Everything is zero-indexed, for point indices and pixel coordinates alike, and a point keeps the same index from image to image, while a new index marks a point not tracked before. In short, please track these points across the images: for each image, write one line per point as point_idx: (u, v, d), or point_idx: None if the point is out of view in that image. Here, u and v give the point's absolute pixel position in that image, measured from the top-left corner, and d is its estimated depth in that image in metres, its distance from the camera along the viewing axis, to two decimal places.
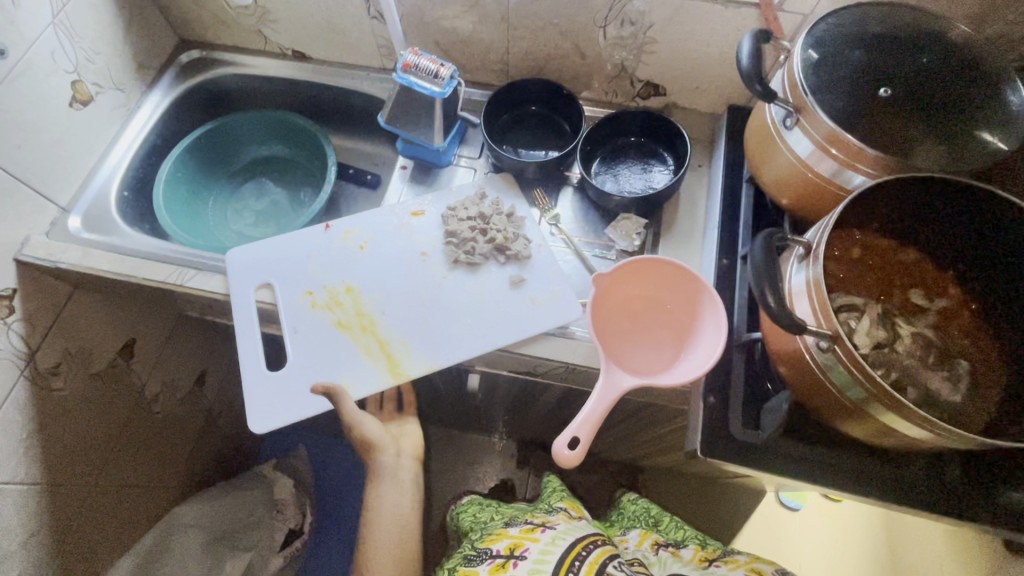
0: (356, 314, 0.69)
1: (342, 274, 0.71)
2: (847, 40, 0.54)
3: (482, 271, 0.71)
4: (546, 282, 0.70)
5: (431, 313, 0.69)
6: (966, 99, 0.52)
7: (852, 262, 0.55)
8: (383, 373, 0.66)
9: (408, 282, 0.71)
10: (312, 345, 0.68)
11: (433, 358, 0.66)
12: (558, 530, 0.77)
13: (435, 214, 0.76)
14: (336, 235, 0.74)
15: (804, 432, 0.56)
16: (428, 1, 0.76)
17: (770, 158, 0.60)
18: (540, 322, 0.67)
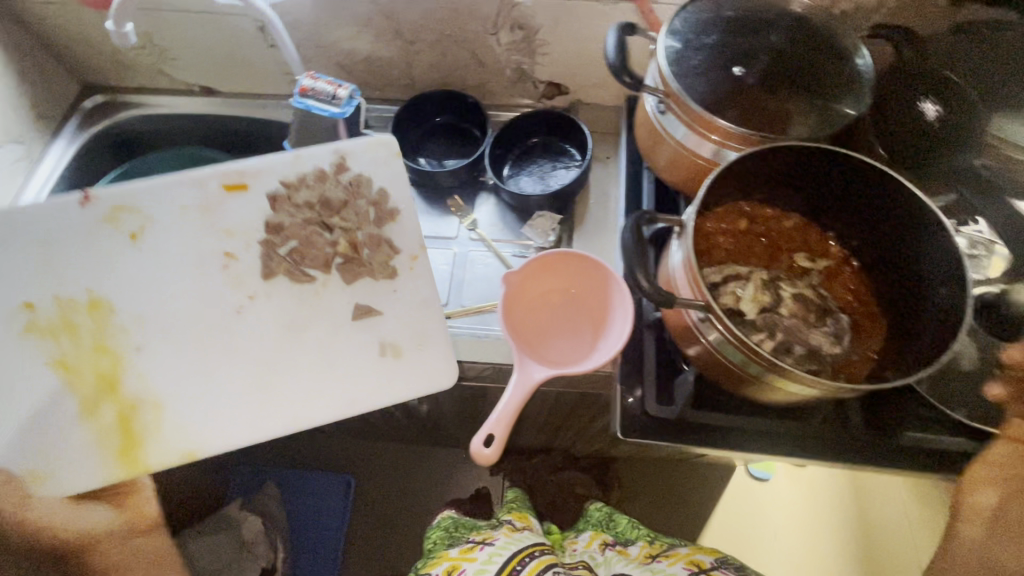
0: (97, 352, 0.63)
1: (88, 282, 0.65)
2: (703, 26, 0.57)
3: (296, 330, 0.66)
4: (405, 328, 0.67)
5: (206, 381, 0.64)
6: (820, 68, 0.56)
7: (739, 233, 0.58)
8: (112, 458, 0.61)
9: (190, 332, 0.65)
10: (24, 389, 0.62)
11: (188, 442, 0.62)
12: (495, 547, 0.78)
13: (250, 227, 0.67)
14: (101, 213, 0.66)
15: (715, 403, 0.59)
16: (323, 24, 0.77)
17: (657, 144, 0.62)
18: (387, 372, 0.66)
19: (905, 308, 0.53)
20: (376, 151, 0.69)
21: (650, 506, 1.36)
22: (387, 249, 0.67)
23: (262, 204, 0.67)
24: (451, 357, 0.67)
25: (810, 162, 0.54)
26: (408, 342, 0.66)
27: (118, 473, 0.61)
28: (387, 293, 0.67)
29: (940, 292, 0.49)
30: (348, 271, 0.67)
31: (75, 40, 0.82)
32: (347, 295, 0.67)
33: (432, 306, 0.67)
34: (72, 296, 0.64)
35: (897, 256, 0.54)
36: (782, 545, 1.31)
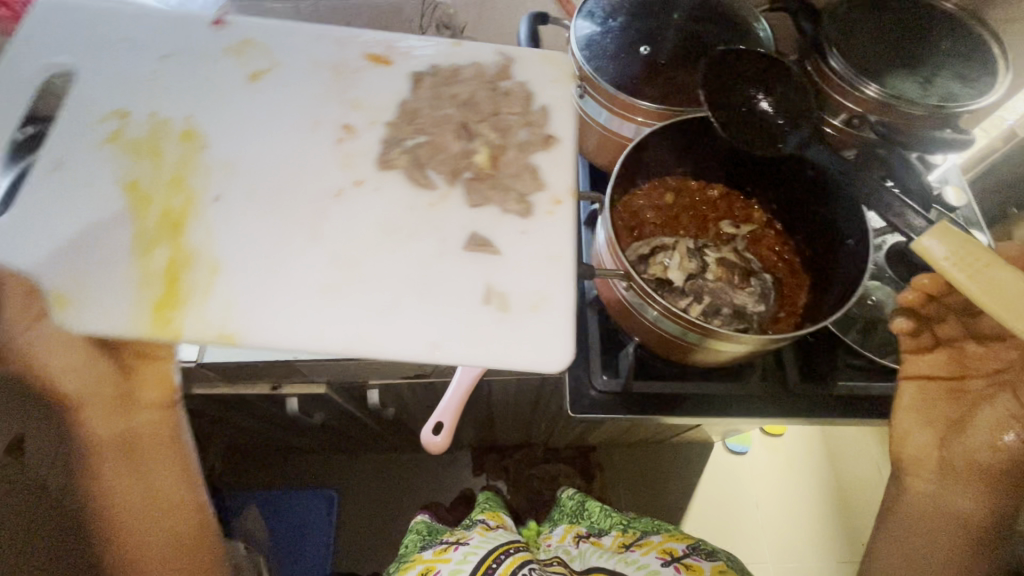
0: (172, 185, 0.55)
1: (189, 110, 0.58)
2: (610, 12, 0.60)
3: (399, 238, 0.55)
4: (529, 282, 0.55)
5: (275, 250, 0.54)
6: (724, 42, 0.59)
7: (665, 207, 0.60)
8: (147, 305, 0.51)
9: (280, 194, 0.56)
10: (78, 208, 0.54)
11: (231, 317, 0.52)
12: (469, 546, 0.77)
13: (374, 130, 0.59)
14: (229, 42, 0.61)
15: (657, 370, 0.61)
16: None
17: (582, 127, 0.64)
18: (492, 336, 0.53)
19: (823, 263, 0.56)
20: (550, 69, 0.61)
21: (632, 488, 1.37)
22: (529, 177, 0.57)
23: (400, 104, 0.59)
24: (568, 336, 0.53)
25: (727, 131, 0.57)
26: (518, 296, 0.54)
27: (146, 328, 0.50)
28: (513, 229, 0.56)
29: (850, 244, 0.52)
30: (472, 190, 0.57)
31: None
32: (466, 216, 0.56)
33: (564, 259, 0.55)
34: (168, 118, 0.58)
35: (811, 213, 0.57)
36: (764, 515, 1.33)
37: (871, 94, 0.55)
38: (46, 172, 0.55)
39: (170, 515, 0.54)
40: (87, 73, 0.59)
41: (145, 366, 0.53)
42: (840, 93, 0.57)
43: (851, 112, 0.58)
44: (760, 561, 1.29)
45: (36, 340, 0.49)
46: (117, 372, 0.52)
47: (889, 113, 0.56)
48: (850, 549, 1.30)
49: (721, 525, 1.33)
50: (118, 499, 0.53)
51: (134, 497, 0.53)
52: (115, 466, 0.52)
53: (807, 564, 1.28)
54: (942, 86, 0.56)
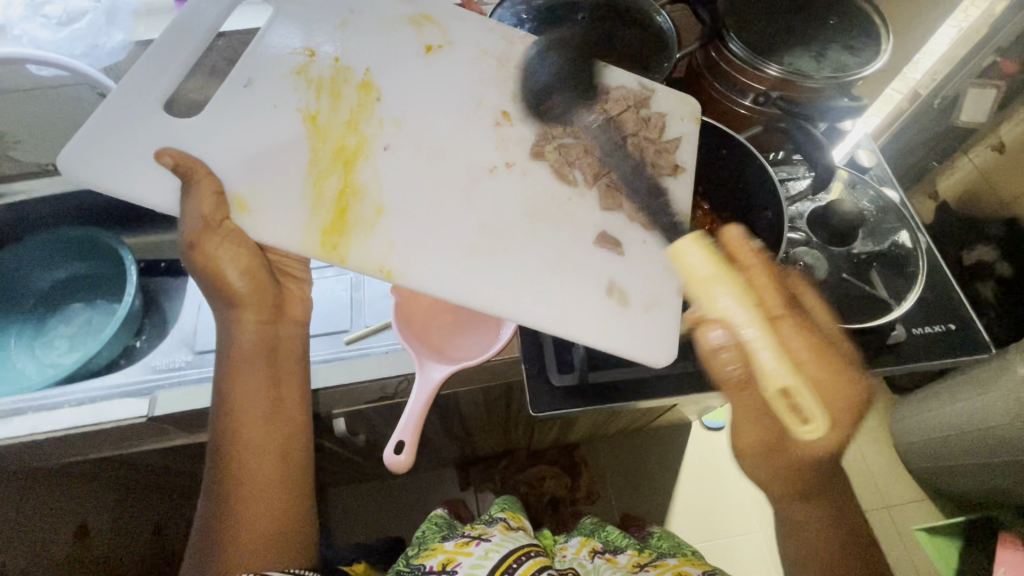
0: (349, 126, 0.56)
1: (373, 63, 0.58)
2: (518, 19, 0.64)
3: (542, 224, 0.56)
4: (649, 283, 0.56)
5: (429, 202, 0.55)
6: (624, 40, 0.63)
7: None
8: (317, 227, 0.52)
9: (442, 158, 0.57)
10: (260, 130, 0.54)
11: (393, 259, 0.53)
12: (492, 543, 0.77)
13: (547, 128, 0.59)
14: (409, 15, 0.60)
15: (610, 359, 0.62)
16: None
17: None
18: (618, 327, 0.55)
19: (746, 237, 0.59)
20: (674, 106, 0.62)
21: (620, 482, 1.38)
22: (660, 200, 0.59)
23: (557, 119, 0.59)
24: (676, 337, 0.56)
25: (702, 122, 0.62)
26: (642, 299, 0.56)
27: (314, 248, 0.52)
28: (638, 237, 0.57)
29: (768, 216, 0.56)
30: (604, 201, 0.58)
31: None
32: (597, 216, 0.58)
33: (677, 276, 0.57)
34: (351, 66, 0.57)
35: (732, 192, 0.60)
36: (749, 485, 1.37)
37: (773, 73, 0.58)
38: (237, 88, 0.55)
39: (282, 426, 0.56)
40: (303, 17, 0.58)
41: (288, 283, 0.60)
42: (744, 74, 0.60)
43: (756, 92, 0.61)
44: (751, 531, 1.32)
45: (218, 236, 0.50)
46: (275, 283, 0.56)
47: (788, 88, 0.59)
48: None
49: (709, 503, 1.36)
50: (248, 406, 0.55)
51: (265, 405, 0.55)
52: (255, 372, 0.55)
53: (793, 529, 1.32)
54: (834, 59, 0.60)
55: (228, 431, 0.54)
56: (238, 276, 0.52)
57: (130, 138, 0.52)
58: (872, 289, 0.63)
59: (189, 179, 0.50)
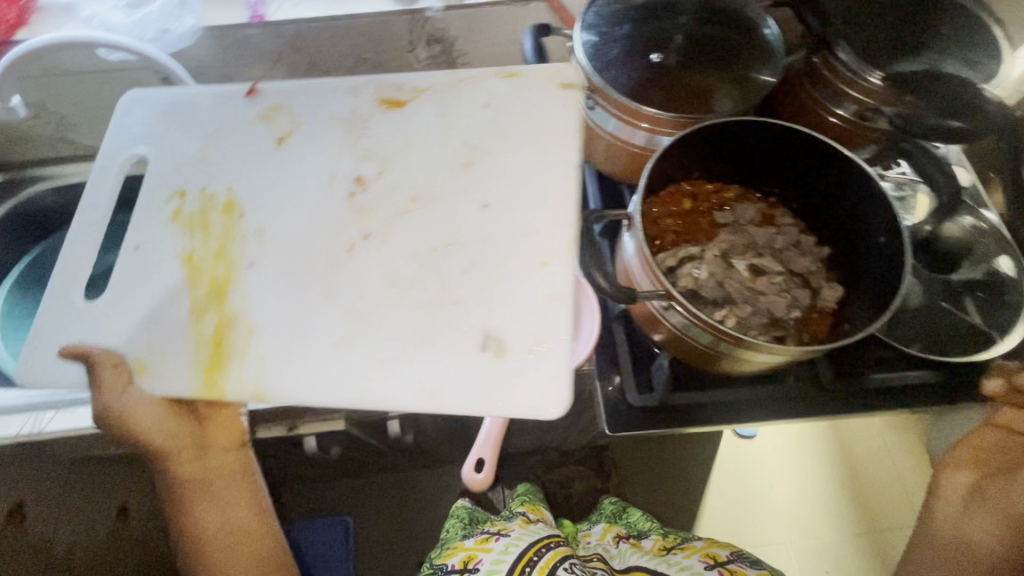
0: (218, 256, 0.54)
1: (235, 178, 0.57)
2: (617, 17, 0.59)
3: (406, 294, 0.51)
4: (523, 324, 0.49)
5: (299, 309, 0.52)
6: (730, 48, 0.58)
7: (685, 212, 0.60)
8: (200, 366, 0.51)
9: (304, 257, 0.54)
10: (144, 282, 0.54)
11: (263, 381, 0.50)
12: (511, 538, 0.77)
13: (405, 182, 0.55)
14: (259, 110, 0.59)
15: (692, 379, 0.60)
16: (230, 66, 0.73)
17: (591, 140, 0.63)
18: (503, 380, 0.48)
19: (850, 260, 0.56)
20: (547, 81, 0.57)
21: (649, 483, 1.38)
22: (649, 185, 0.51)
23: (414, 168, 0.56)
24: (566, 381, 0.47)
25: (734, 135, 0.56)
26: (519, 340, 0.48)
27: (198, 389, 0.50)
28: (473, 205, 0.54)
29: (881, 240, 0.52)
30: (481, 230, 0.53)
31: None
32: (467, 261, 0.52)
33: (556, 263, 0.51)
34: (217, 191, 0.56)
35: (843, 204, 0.56)
36: (778, 495, 1.36)
37: (877, 82, 0.54)
38: (127, 253, 0.55)
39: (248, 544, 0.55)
40: (157, 164, 0.59)
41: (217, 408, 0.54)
42: (848, 83, 0.56)
43: (863, 106, 0.57)
44: (781, 541, 1.32)
45: (124, 403, 0.49)
46: (191, 419, 0.52)
47: (902, 105, 0.54)
48: (865, 522, 1.34)
49: (737, 509, 1.35)
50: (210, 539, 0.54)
51: (226, 539, 0.54)
52: (204, 502, 0.53)
53: (824, 541, 1.32)
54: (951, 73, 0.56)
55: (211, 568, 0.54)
56: (151, 425, 0.49)
57: (46, 328, 0.53)
58: (968, 318, 0.60)
59: (91, 366, 0.50)
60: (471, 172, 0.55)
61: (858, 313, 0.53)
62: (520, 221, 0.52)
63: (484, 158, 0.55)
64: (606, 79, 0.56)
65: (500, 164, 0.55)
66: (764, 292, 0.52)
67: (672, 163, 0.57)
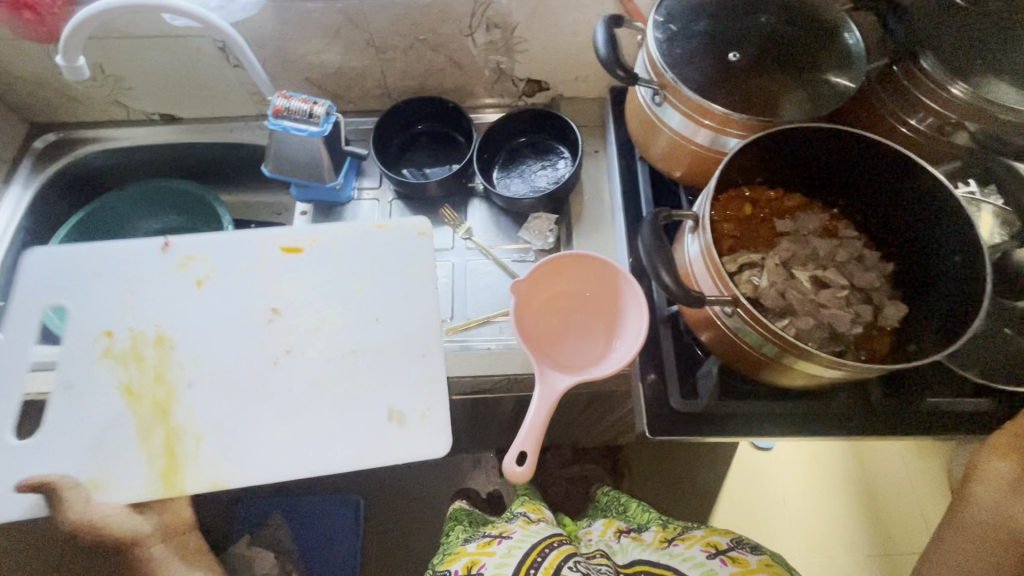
0: (156, 381, 0.59)
1: (159, 317, 0.61)
2: (693, 12, 0.57)
3: (329, 396, 0.59)
4: (415, 393, 0.59)
5: (237, 416, 0.58)
6: (810, 51, 0.56)
7: (745, 217, 0.58)
8: (156, 475, 0.56)
9: (233, 375, 0.60)
10: (82, 417, 0.58)
11: (218, 473, 0.56)
12: (514, 540, 0.76)
13: (311, 306, 0.62)
14: (174, 261, 0.64)
15: (738, 388, 0.58)
16: (288, 39, 0.73)
17: (651, 135, 0.62)
18: (393, 448, 0.57)
19: (918, 280, 0.55)
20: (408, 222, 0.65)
21: (660, 487, 1.37)
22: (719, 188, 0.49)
23: (318, 294, 0.63)
24: (448, 431, 0.58)
25: (804, 141, 0.55)
26: (416, 408, 0.58)
27: (158, 491, 0.56)
28: (366, 318, 0.62)
29: (955, 260, 0.51)
30: (375, 343, 0.61)
31: (18, 77, 0.75)
32: (370, 361, 0.60)
33: (431, 353, 0.60)
34: (144, 328, 0.61)
35: (915, 219, 0.54)
36: (790, 511, 1.35)
37: (958, 92, 0.52)
38: (58, 394, 0.58)
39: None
40: (82, 314, 0.61)
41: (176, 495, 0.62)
42: (930, 95, 0.54)
43: (941, 119, 0.55)
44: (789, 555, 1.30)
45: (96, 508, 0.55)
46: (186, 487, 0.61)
47: (984, 119, 0.53)
48: (879, 545, 1.32)
49: (747, 520, 1.34)
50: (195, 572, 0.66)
51: None
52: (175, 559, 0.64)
53: (835, 560, 1.30)
54: None
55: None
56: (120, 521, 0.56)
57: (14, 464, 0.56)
58: None
59: (53, 492, 0.55)
60: (348, 296, 0.62)
61: (922, 334, 0.51)
62: (409, 321, 0.62)
63: (365, 292, 0.63)
64: (678, 75, 0.54)
65: (379, 287, 0.63)
66: (826, 305, 0.50)
67: (736, 164, 0.56)
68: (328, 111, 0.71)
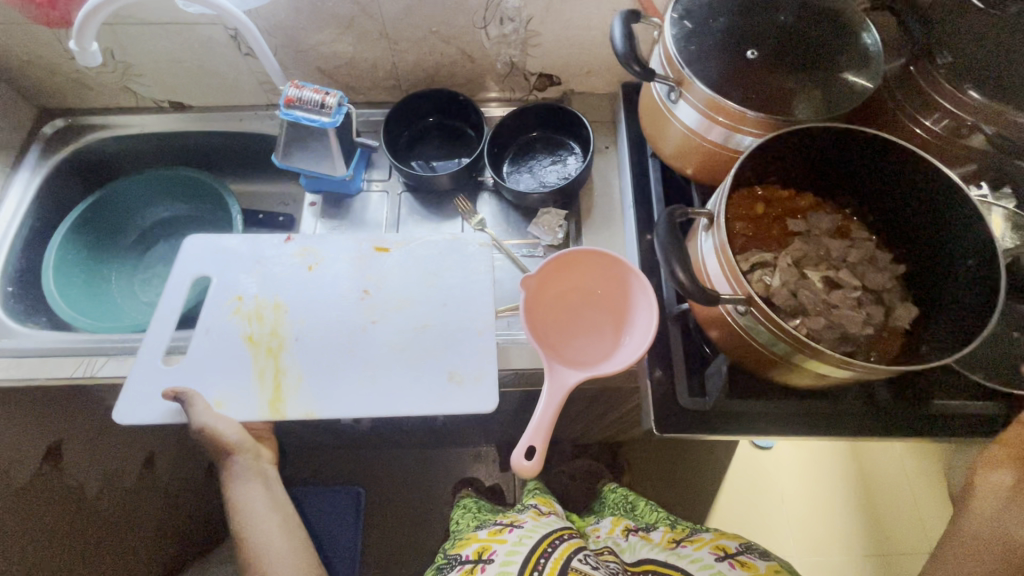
0: (272, 334, 0.68)
1: (278, 289, 0.70)
2: (712, 9, 0.57)
3: (407, 356, 0.66)
4: (472, 359, 0.66)
5: (332, 365, 0.65)
6: (828, 51, 0.55)
7: (757, 216, 0.58)
8: (265, 402, 0.64)
9: (332, 334, 0.67)
10: (211, 352, 0.67)
11: (314, 406, 0.63)
12: (525, 529, 0.77)
13: (396, 288, 0.70)
14: (294, 249, 0.73)
15: (745, 387, 0.58)
16: (300, 28, 0.72)
17: (665, 132, 0.62)
18: (448, 400, 0.64)
19: (929, 283, 0.55)
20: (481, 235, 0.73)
21: (660, 484, 1.37)
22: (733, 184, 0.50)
23: (403, 281, 0.70)
24: (495, 389, 0.64)
25: (819, 141, 0.55)
26: (472, 370, 0.65)
27: (263, 414, 0.63)
28: (434, 300, 0.69)
29: (968, 264, 0.51)
30: (445, 317, 0.68)
31: (27, 61, 0.75)
32: (439, 333, 0.67)
33: (487, 328, 0.67)
34: (266, 295, 0.70)
35: (928, 220, 0.54)
36: (789, 510, 1.35)
37: (976, 97, 0.53)
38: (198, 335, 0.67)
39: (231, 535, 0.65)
40: (221, 278, 0.71)
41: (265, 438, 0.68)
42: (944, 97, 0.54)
43: (958, 122, 0.55)
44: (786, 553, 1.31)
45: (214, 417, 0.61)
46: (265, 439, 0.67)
47: (1003, 123, 0.52)
48: (875, 545, 1.32)
49: (746, 519, 1.35)
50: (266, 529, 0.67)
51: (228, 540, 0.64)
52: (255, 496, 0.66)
53: (832, 559, 1.31)
54: None
55: (242, 489, 0.64)
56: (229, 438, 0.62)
57: (151, 380, 0.65)
58: None
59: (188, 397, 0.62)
60: (428, 281, 0.70)
61: (936, 335, 0.51)
62: (472, 299, 0.69)
63: (442, 279, 0.70)
64: (694, 73, 0.54)
65: (459, 276, 0.71)
66: (838, 306, 0.50)
67: (751, 162, 0.56)
68: (339, 102, 0.69)
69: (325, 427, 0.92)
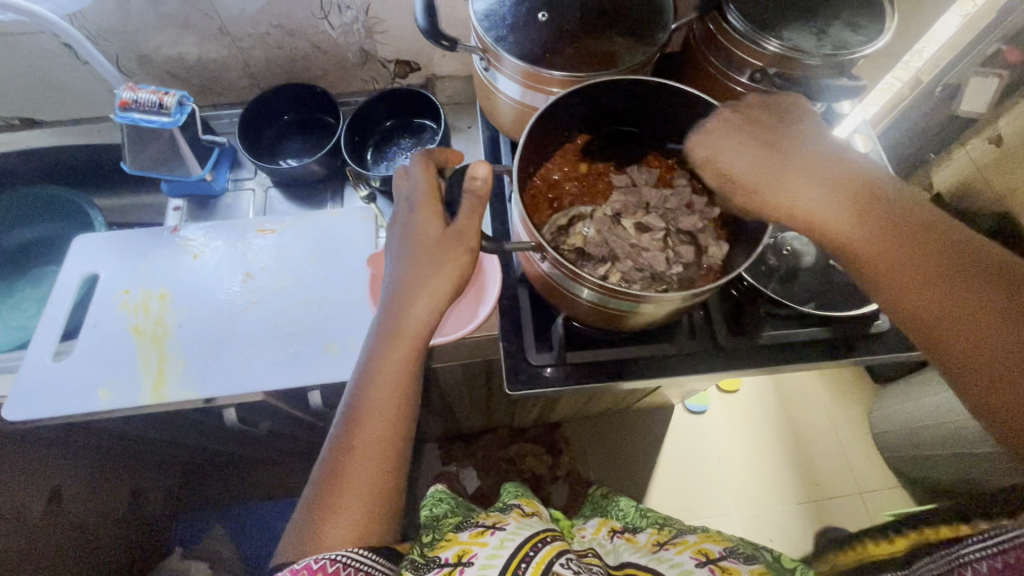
0: (156, 323, 0.68)
1: (164, 280, 0.70)
2: None
3: (287, 333, 0.68)
4: (348, 330, 0.68)
5: (214, 348, 0.67)
6: (619, 6, 0.58)
7: (581, 175, 0.60)
8: (148, 389, 0.64)
9: (215, 319, 0.68)
10: (95, 346, 0.66)
11: (197, 388, 0.64)
12: (509, 529, 0.51)
13: (279, 268, 0.72)
14: (179, 240, 0.73)
15: (590, 339, 0.61)
16: (136, 31, 0.71)
17: (495, 104, 0.64)
18: (325, 371, 0.66)
19: None
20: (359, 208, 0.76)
21: (602, 459, 1.39)
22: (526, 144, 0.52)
23: (285, 260, 0.72)
24: None
25: (625, 97, 0.57)
26: (349, 342, 0.67)
27: (145, 400, 0.64)
28: (315, 276, 0.71)
29: None
30: (325, 294, 0.70)
31: None
32: (320, 309, 0.69)
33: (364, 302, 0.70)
34: (150, 286, 0.70)
35: None
36: (726, 468, 1.40)
37: (773, 48, 0.55)
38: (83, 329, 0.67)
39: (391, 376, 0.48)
40: (106, 274, 0.71)
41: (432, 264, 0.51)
42: (740, 47, 0.57)
43: (753, 68, 0.58)
44: (729, 512, 1.35)
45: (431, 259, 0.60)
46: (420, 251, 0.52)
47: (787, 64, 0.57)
48: (809, 490, 1.37)
49: (686, 482, 1.38)
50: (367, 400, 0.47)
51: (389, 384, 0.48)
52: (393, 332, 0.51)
53: (770, 511, 1.35)
54: (837, 36, 0.57)
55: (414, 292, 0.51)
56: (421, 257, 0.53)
57: (32, 380, 0.64)
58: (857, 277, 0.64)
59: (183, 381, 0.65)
60: (311, 260, 0.72)
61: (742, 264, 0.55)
62: (354, 275, 0.72)
63: (324, 256, 0.73)
64: (496, 38, 0.56)
65: (340, 253, 0.73)
66: (646, 249, 0.54)
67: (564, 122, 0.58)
68: (180, 101, 0.69)
69: (230, 435, 0.91)
